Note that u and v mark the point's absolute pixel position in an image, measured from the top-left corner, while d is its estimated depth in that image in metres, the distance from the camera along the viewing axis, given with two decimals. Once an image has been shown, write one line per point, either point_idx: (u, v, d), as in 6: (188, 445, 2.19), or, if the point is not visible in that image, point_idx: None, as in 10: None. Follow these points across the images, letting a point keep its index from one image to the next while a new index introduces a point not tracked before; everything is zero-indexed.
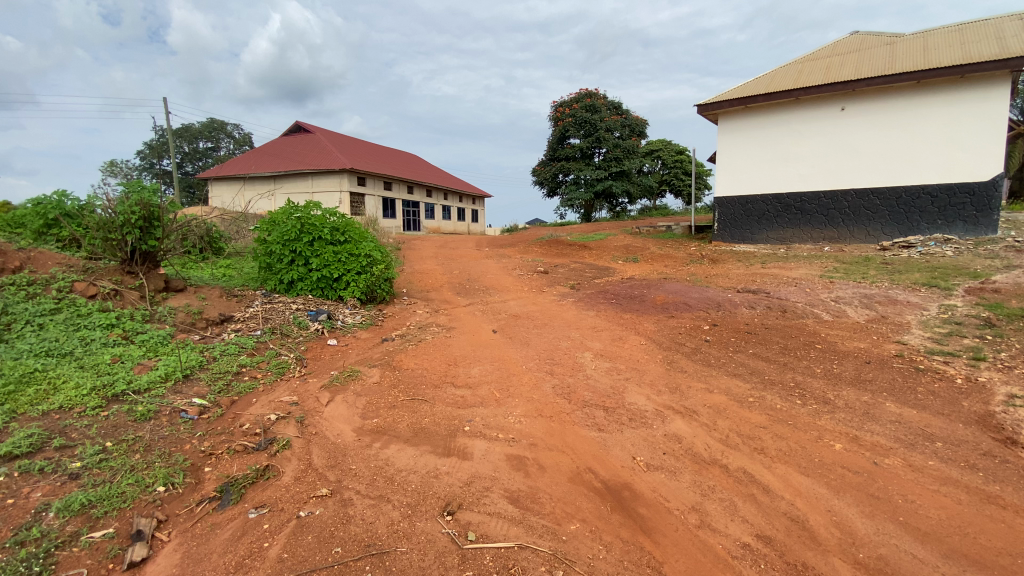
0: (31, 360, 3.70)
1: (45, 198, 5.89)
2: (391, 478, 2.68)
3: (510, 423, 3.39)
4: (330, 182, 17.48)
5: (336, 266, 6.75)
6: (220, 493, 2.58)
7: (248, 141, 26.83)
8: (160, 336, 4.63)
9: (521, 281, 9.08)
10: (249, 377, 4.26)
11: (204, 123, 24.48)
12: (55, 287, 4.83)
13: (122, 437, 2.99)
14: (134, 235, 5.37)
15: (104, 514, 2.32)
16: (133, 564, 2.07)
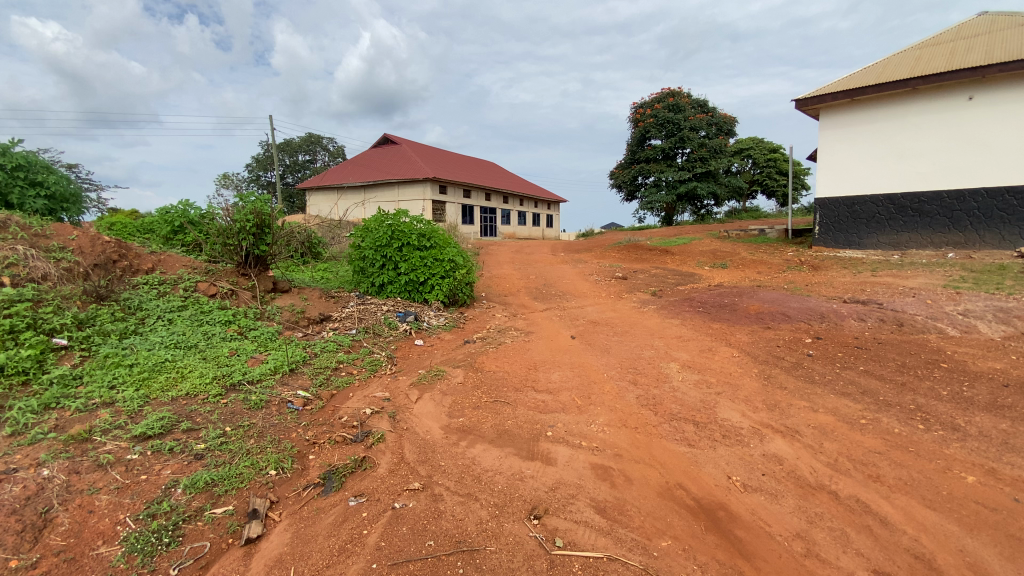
0: (163, 351, 4.24)
1: (176, 209, 6.73)
2: (479, 477, 2.73)
3: (593, 432, 3.32)
4: (414, 191, 18.35)
5: (422, 271, 7.05)
6: (323, 480, 2.78)
7: (341, 154, 28.88)
8: (269, 332, 5.11)
9: (599, 287, 8.93)
10: (346, 373, 4.57)
11: (304, 138, 26.72)
12: (183, 287, 5.49)
13: (239, 423, 3.33)
14: (248, 240, 6.00)
15: (224, 492, 2.59)
16: (250, 540, 2.28)
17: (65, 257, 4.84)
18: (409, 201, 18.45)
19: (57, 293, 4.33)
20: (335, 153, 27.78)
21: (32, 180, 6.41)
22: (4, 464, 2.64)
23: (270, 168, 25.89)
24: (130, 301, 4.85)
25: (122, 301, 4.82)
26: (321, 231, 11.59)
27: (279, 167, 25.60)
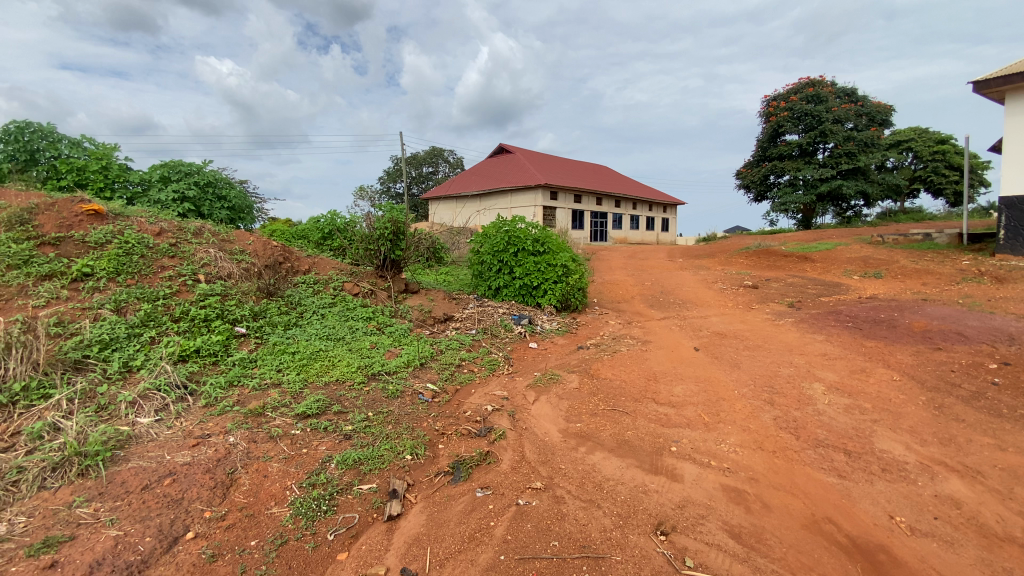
0: (318, 341, 4.84)
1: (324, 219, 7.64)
2: (600, 485, 2.70)
3: (723, 451, 3.10)
4: (526, 198, 18.73)
5: (536, 275, 7.16)
6: (452, 469, 2.95)
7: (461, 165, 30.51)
8: (402, 329, 5.56)
9: (725, 296, 8.31)
10: (468, 370, 4.80)
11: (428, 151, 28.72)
12: (333, 286, 6.21)
13: (379, 409, 3.67)
14: (386, 246, 6.59)
15: (368, 471, 2.87)
16: (391, 516, 2.49)
17: (243, 259, 5.75)
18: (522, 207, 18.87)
19: (238, 289, 5.15)
20: (455, 164, 29.38)
21: (217, 196, 7.74)
22: (202, 429, 3.21)
23: (399, 181, 28.16)
24: (292, 298, 5.61)
25: (286, 297, 5.59)
26: (443, 237, 12.32)
27: (408, 179, 27.75)
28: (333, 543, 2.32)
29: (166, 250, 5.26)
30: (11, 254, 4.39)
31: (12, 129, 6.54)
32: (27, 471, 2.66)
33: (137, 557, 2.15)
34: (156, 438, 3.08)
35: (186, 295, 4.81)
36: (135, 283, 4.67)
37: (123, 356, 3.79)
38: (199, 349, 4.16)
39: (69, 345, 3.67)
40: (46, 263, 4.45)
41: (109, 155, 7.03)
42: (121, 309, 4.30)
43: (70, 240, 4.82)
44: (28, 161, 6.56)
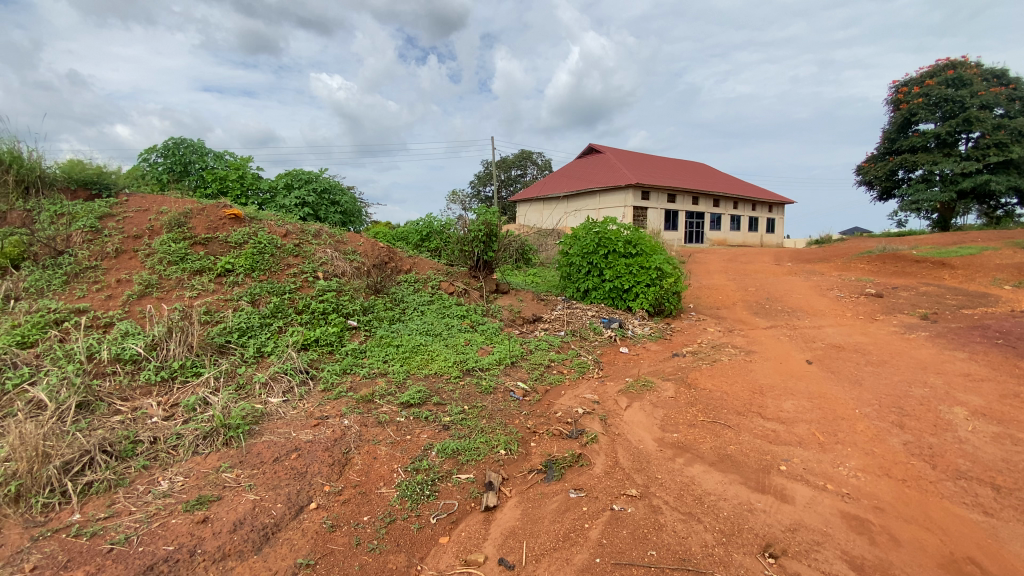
0: (418, 336, 5.13)
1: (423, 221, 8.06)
2: (700, 499, 2.58)
3: (841, 475, 2.83)
4: (616, 199, 18.30)
5: (627, 278, 7.00)
6: (545, 468, 2.99)
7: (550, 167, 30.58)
8: (494, 327, 5.71)
9: (842, 305, 7.53)
10: (557, 371, 4.81)
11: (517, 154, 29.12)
12: (431, 284, 6.53)
13: (474, 404, 3.82)
14: (479, 247, 6.81)
15: (466, 461, 3.00)
16: (488, 507, 2.58)
17: (354, 258, 6.26)
18: (612, 208, 18.49)
19: (351, 286, 5.61)
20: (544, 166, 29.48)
21: (330, 201, 8.49)
22: (321, 411, 3.57)
23: (489, 184, 28.82)
24: (395, 295, 5.99)
25: (390, 294, 5.99)
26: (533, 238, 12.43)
27: (498, 182, 28.34)
28: (435, 526, 2.45)
29: (291, 250, 5.87)
30: (172, 252, 5.16)
31: (171, 145, 7.69)
32: (184, 437, 3.12)
33: (270, 519, 2.44)
34: (283, 417, 3.48)
35: (306, 290, 5.34)
36: (267, 278, 5.28)
37: (257, 343, 4.31)
38: (318, 339, 4.60)
39: (215, 331, 4.25)
40: (197, 260, 5.18)
41: (244, 166, 8.00)
42: (255, 301, 4.88)
43: (216, 240, 5.56)
44: (182, 172, 7.68)
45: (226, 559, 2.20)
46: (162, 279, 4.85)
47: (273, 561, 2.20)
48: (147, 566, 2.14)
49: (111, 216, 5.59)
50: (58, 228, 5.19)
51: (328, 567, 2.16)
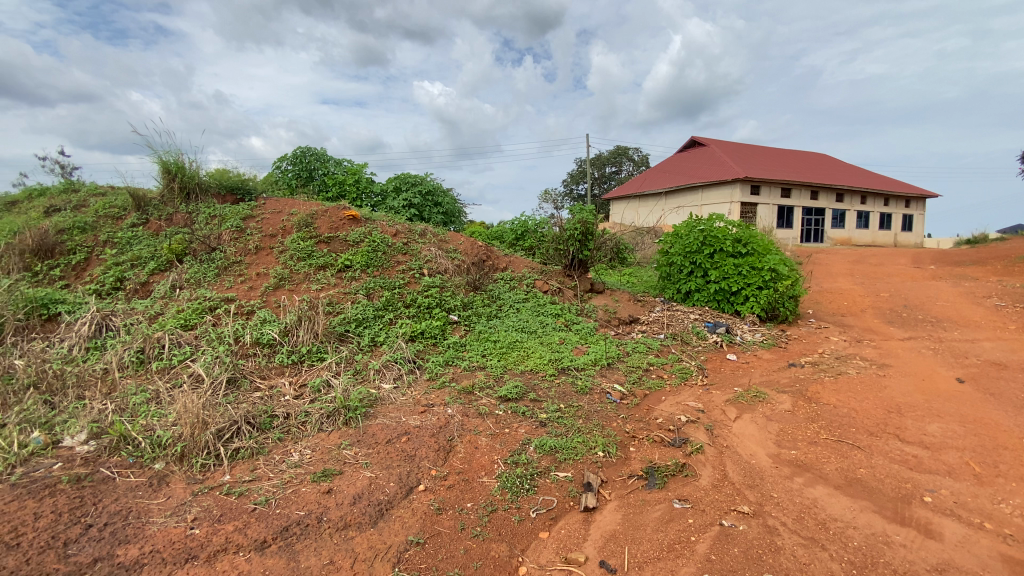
0: (514, 333, 5.22)
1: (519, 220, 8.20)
2: (824, 524, 2.35)
3: (1004, 513, 2.41)
4: (721, 194, 17.17)
5: (735, 279, 6.54)
6: (646, 474, 2.90)
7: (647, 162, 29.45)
8: (590, 327, 5.63)
9: (1004, 315, 6.40)
10: (657, 376, 4.63)
11: (613, 150, 28.39)
12: (526, 283, 6.59)
13: (571, 403, 3.80)
14: (575, 246, 6.77)
15: (564, 460, 3.00)
16: (587, 508, 2.57)
17: (456, 256, 6.54)
18: (717, 204, 17.35)
19: (452, 283, 5.86)
20: (640, 161, 28.48)
21: (432, 201, 8.97)
22: (426, 399, 3.80)
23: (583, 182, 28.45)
24: (493, 292, 6.14)
25: (488, 291, 6.15)
26: (628, 238, 12.07)
27: (591, 180, 27.90)
28: (535, 520, 2.49)
29: (400, 248, 6.27)
30: (300, 249, 5.76)
31: (299, 154, 8.58)
32: (310, 415, 3.49)
33: (384, 497, 2.64)
34: (393, 402, 3.75)
35: (413, 285, 5.68)
36: (378, 274, 5.70)
37: (371, 333, 4.67)
38: (423, 332, 4.88)
39: (336, 321, 4.68)
40: (322, 256, 5.74)
41: (360, 171, 8.70)
42: (369, 294, 5.30)
43: (337, 238, 6.11)
44: (307, 178, 8.53)
45: (347, 528, 2.42)
46: (293, 273, 5.44)
47: (387, 535, 2.37)
48: (283, 527, 2.42)
49: (252, 217, 6.38)
50: (211, 228, 6.02)
51: (436, 547, 2.29)
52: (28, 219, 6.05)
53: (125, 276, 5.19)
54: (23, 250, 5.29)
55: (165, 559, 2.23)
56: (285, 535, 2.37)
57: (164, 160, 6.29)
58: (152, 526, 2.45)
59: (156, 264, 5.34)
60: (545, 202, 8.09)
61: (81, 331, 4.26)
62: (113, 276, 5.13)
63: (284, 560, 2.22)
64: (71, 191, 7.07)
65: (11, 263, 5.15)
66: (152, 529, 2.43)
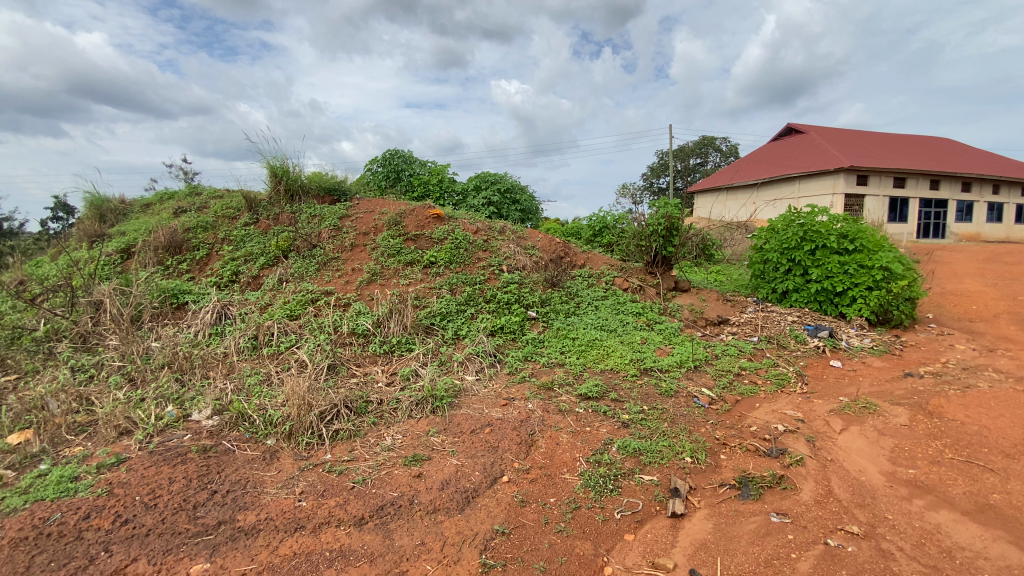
0: (594, 331, 5.16)
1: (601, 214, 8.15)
2: (950, 553, 2.10)
3: None
4: (822, 185, 15.74)
5: (840, 279, 5.98)
6: (739, 484, 2.75)
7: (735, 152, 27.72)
8: (673, 327, 5.41)
9: None
10: (749, 381, 4.35)
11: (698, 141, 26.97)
12: (605, 280, 6.47)
13: (655, 405, 3.69)
14: (658, 242, 6.52)
15: (649, 462, 2.93)
16: (675, 514, 2.48)
17: (534, 253, 6.56)
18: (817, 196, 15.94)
19: (531, 279, 5.90)
20: (727, 152, 26.87)
21: (511, 199, 9.11)
22: (508, 393, 3.88)
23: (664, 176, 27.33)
24: (571, 289, 6.08)
25: (566, 288, 6.10)
26: (714, 233, 11.45)
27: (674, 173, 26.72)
28: (620, 522, 2.45)
29: (481, 245, 6.41)
30: (390, 246, 6.08)
31: (387, 156, 9.02)
32: (401, 402, 3.68)
33: (470, 485, 2.73)
34: (476, 394, 3.88)
35: (493, 282, 5.79)
36: (460, 270, 5.88)
37: (454, 327, 4.84)
38: (503, 327, 4.97)
39: (423, 314, 4.89)
40: (409, 253, 6.02)
41: (443, 171, 9.02)
42: (452, 290, 5.49)
43: (423, 236, 6.38)
44: (395, 179, 8.91)
45: (437, 512, 2.54)
46: (383, 268, 5.76)
47: (474, 522, 2.45)
48: (379, 506, 2.59)
49: (347, 217, 6.83)
50: (311, 227, 6.53)
51: (521, 538, 2.33)
52: (161, 219, 6.90)
53: (240, 270, 5.78)
54: (158, 247, 6.05)
55: (278, 526, 2.46)
56: (380, 514, 2.53)
57: (272, 164, 6.91)
58: (266, 496, 2.72)
59: (266, 259, 5.88)
60: (626, 197, 7.89)
61: (205, 319, 4.81)
62: (229, 270, 5.73)
63: (379, 537, 2.37)
64: (194, 194, 7.97)
65: (148, 258, 5.91)
66: (267, 498, 2.69)
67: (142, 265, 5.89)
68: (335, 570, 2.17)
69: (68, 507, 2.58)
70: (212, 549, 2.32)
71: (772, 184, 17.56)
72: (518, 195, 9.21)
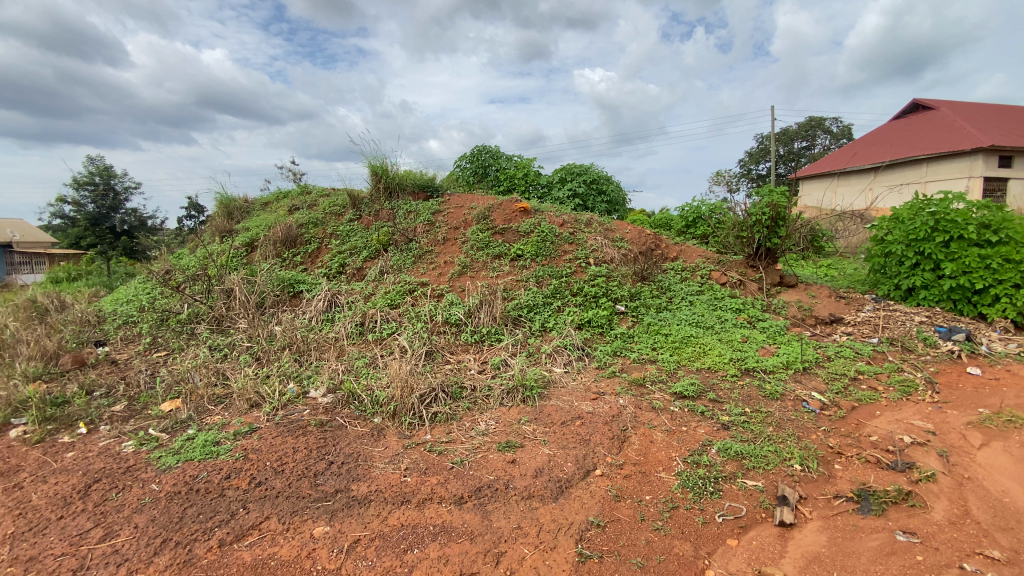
0: (689, 327, 4.96)
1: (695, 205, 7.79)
2: None
3: None
4: (956, 167, 13.69)
5: (981, 275, 5.20)
6: (857, 497, 2.54)
7: (848, 133, 25.00)
8: (778, 326, 5.04)
9: None
10: (868, 387, 3.95)
11: (805, 122, 24.64)
12: (700, 274, 6.17)
13: (757, 407, 3.48)
14: (761, 233, 6.08)
15: (753, 467, 2.78)
16: (783, 523, 2.35)
17: (622, 245, 6.41)
18: (948, 181, 13.92)
19: (619, 272, 5.78)
20: (839, 133, 24.32)
21: (597, 190, 8.98)
22: (598, 387, 3.87)
23: (764, 161, 25.34)
24: (663, 283, 5.88)
25: (657, 282, 5.90)
26: (822, 223, 10.46)
27: (775, 158, 24.66)
28: (721, 525, 2.36)
29: (567, 237, 6.39)
30: (479, 240, 6.26)
31: (475, 153, 9.26)
32: (493, 390, 3.81)
33: (564, 475, 2.77)
34: (566, 386, 3.92)
35: (580, 275, 5.76)
36: (547, 263, 5.92)
37: (542, 320, 4.90)
38: (592, 320, 4.95)
39: (512, 306, 5.00)
40: (497, 246, 6.16)
41: (529, 164, 9.08)
42: (540, 282, 5.55)
43: (510, 230, 6.49)
44: (483, 174, 9.15)
45: (532, 498, 2.61)
46: (473, 261, 5.95)
47: (569, 512, 2.49)
48: (477, 487, 2.72)
49: (439, 212, 7.14)
50: (408, 222, 6.91)
51: (617, 532, 2.33)
52: (278, 216, 7.66)
53: (346, 262, 6.26)
54: (277, 242, 6.73)
55: (387, 498, 2.68)
56: (478, 495, 2.66)
57: (373, 164, 7.39)
58: (375, 469, 2.96)
59: (368, 252, 6.33)
60: (721, 185, 7.45)
61: (318, 306, 5.29)
62: (337, 262, 6.23)
63: (478, 517, 2.49)
64: (305, 193, 8.74)
65: (269, 251, 6.60)
66: (376, 471, 2.94)
67: (264, 258, 6.59)
68: (438, 543, 2.32)
69: (213, 468, 2.99)
70: (331, 514, 2.57)
71: (893, 167, 15.57)
72: (604, 185, 9.03)
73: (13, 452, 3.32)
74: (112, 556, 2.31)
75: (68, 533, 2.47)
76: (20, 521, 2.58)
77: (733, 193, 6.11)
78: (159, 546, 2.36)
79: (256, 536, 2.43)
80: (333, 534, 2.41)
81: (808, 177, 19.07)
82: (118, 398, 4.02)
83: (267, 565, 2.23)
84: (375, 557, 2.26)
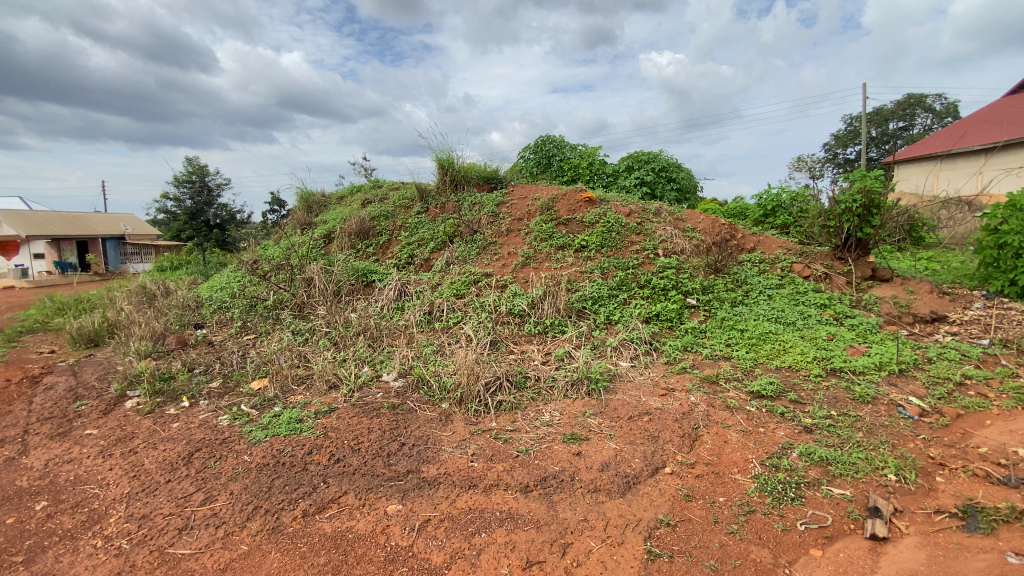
0: (767, 323, 4.69)
1: (775, 192, 7.30)
2: None
3: None
4: None
5: None
6: (962, 513, 2.30)
7: (955, 111, 22.36)
8: (870, 323, 4.63)
9: None
10: (976, 394, 3.53)
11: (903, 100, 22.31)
12: (780, 266, 5.80)
13: (845, 411, 3.23)
14: (851, 222, 5.59)
15: (839, 474, 2.60)
16: (875, 537, 2.19)
17: (694, 236, 6.14)
18: None
19: (690, 264, 5.55)
20: (944, 111, 21.82)
21: (666, 178, 8.65)
22: (666, 382, 3.77)
23: (853, 144, 23.25)
24: (739, 275, 5.57)
25: (732, 274, 5.60)
26: (924, 212, 9.43)
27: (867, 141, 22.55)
28: (804, 534, 2.23)
29: (634, 228, 6.21)
30: (542, 231, 6.23)
31: (540, 143, 9.22)
32: (557, 381, 3.82)
33: (631, 471, 2.73)
34: (633, 380, 3.85)
35: (648, 266, 5.59)
36: (613, 254, 5.80)
37: (606, 312, 4.82)
38: (660, 314, 4.81)
39: (576, 297, 4.95)
40: (561, 238, 6.11)
41: (595, 153, 8.90)
42: (605, 273, 5.46)
43: (575, 220, 6.41)
44: (547, 165, 9.09)
45: (598, 492, 2.60)
46: (537, 252, 5.94)
47: (636, 508, 2.45)
48: (542, 477, 2.74)
49: (504, 203, 7.19)
50: (473, 214, 7.01)
51: (687, 533, 2.27)
52: (352, 210, 8.03)
53: (414, 253, 6.47)
54: (351, 234, 7.09)
55: (455, 482, 2.76)
56: (544, 484, 2.68)
57: (440, 157, 7.55)
58: (444, 453, 3.06)
59: (435, 244, 6.49)
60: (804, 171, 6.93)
61: (389, 295, 5.52)
62: (406, 253, 6.45)
63: (544, 507, 2.51)
64: (377, 187, 9.11)
65: (345, 242, 6.98)
66: (445, 455, 3.03)
67: (340, 249, 6.95)
68: (505, 530, 2.37)
69: (297, 444, 3.22)
70: (403, 493, 2.69)
71: (1006, 149, 13.78)
72: (675, 173, 8.68)
73: (129, 420, 3.75)
74: (211, 518, 2.55)
75: (174, 496, 2.76)
76: (136, 482, 2.92)
77: (819, 179, 5.67)
78: (251, 512, 2.58)
79: (335, 509, 2.60)
80: (405, 513, 2.52)
81: (905, 160, 17.32)
82: (214, 375, 4.43)
83: (345, 537, 2.38)
84: (444, 537, 2.34)
